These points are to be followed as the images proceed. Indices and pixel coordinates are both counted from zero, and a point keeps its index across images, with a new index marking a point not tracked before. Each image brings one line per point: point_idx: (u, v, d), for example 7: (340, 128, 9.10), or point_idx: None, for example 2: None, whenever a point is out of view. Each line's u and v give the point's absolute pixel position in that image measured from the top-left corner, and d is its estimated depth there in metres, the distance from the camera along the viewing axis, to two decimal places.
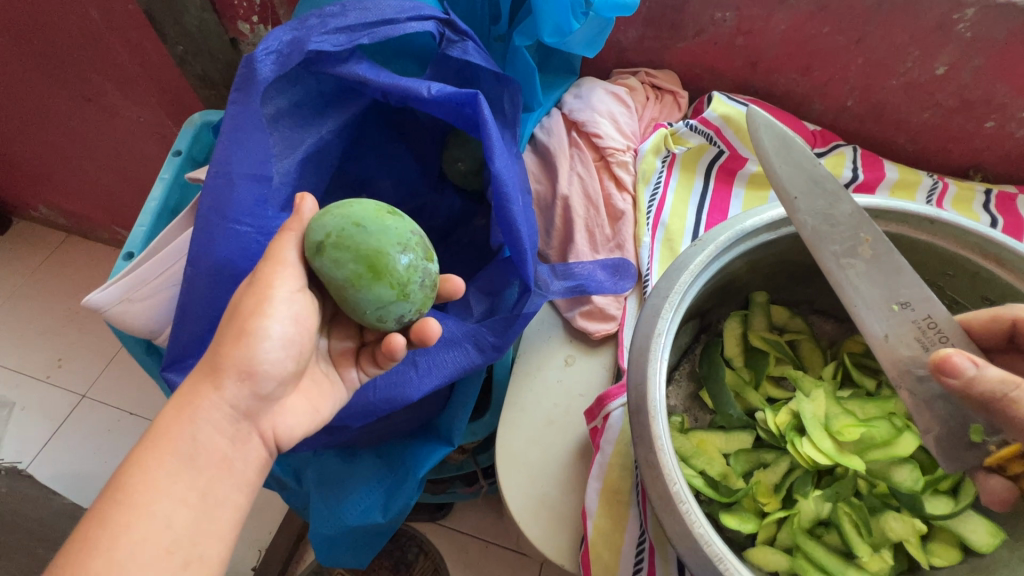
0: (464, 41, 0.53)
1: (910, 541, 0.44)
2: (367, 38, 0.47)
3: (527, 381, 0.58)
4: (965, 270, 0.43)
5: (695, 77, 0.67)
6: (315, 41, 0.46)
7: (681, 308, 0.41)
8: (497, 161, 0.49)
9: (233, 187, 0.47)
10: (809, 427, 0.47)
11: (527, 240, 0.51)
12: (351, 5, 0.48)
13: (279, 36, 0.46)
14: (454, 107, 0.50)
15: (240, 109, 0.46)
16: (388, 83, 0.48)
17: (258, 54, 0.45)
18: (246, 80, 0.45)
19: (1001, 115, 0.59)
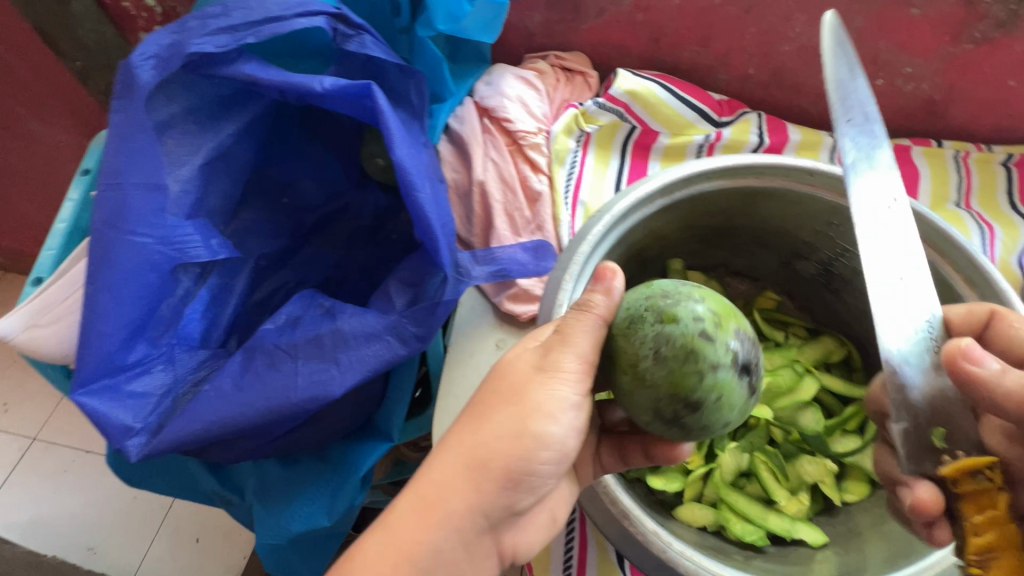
0: (361, 35, 0.52)
1: (824, 482, 0.47)
2: (251, 37, 0.46)
3: (460, 368, 0.58)
4: (847, 218, 0.44)
5: (605, 56, 0.69)
6: (196, 44, 0.46)
7: (582, 277, 0.42)
8: (397, 150, 0.49)
9: (126, 197, 0.46)
10: None
11: (438, 226, 0.52)
12: (233, 5, 0.47)
13: (158, 40, 0.45)
14: (350, 101, 0.50)
15: (125, 116, 0.45)
16: (279, 80, 0.48)
17: (135, 60, 0.45)
18: (127, 85, 0.45)
19: (888, 72, 0.62)
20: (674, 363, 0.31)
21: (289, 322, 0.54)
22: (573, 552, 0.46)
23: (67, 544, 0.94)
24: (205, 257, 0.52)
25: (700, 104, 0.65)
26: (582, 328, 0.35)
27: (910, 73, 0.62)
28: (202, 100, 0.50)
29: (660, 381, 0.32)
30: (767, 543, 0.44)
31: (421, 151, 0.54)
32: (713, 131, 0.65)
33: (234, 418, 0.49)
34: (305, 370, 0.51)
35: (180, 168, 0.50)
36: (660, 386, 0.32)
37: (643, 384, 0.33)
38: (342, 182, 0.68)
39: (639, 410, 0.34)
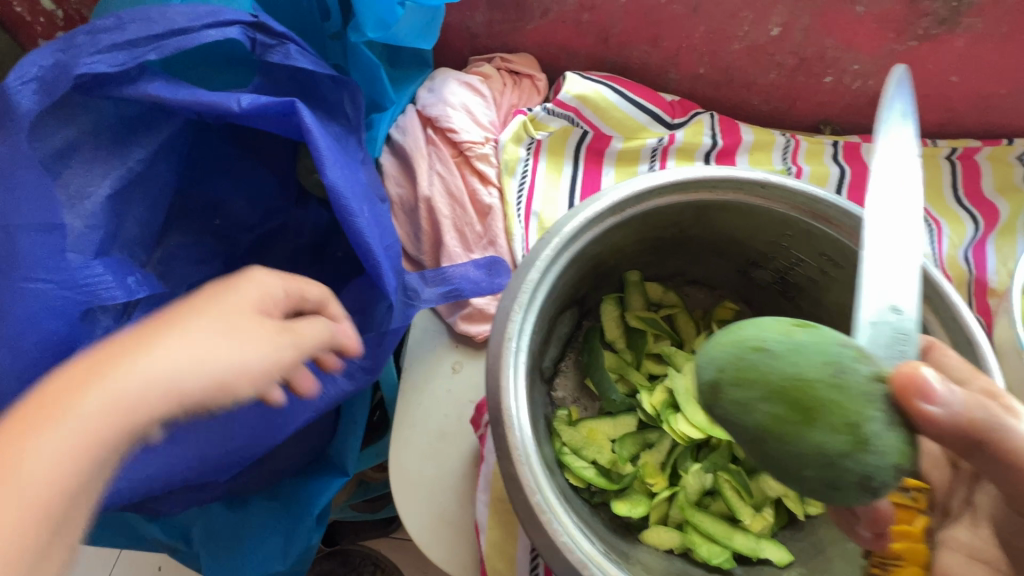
0: (284, 44, 0.46)
1: (788, 496, 0.46)
2: (152, 53, 0.41)
3: (414, 396, 0.55)
4: (801, 230, 0.43)
5: (553, 57, 0.65)
6: (85, 64, 0.40)
7: (532, 306, 0.40)
8: (329, 172, 0.45)
9: (15, 241, 0.40)
10: (681, 403, 0.46)
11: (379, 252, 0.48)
12: (129, 16, 0.42)
13: (38, 60, 0.40)
14: (274, 119, 0.45)
15: (6, 149, 0.40)
16: (189, 99, 0.43)
17: (11, 84, 0.39)
18: (3, 114, 0.39)
19: (836, 69, 0.62)
20: (907, 431, 0.27)
21: None
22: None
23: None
24: (121, 297, 0.46)
25: (652, 106, 0.63)
26: (315, 326, 0.37)
27: (857, 70, 0.61)
28: (104, 127, 0.45)
29: (891, 447, 0.26)
30: (733, 565, 0.43)
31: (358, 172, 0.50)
32: (666, 134, 0.63)
33: (162, 471, 0.45)
34: (242, 416, 0.46)
35: (83, 204, 0.45)
36: (890, 454, 0.26)
37: (870, 452, 0.26)
38: (279, 200, 0.63)
39: (818, 479, 0.27)
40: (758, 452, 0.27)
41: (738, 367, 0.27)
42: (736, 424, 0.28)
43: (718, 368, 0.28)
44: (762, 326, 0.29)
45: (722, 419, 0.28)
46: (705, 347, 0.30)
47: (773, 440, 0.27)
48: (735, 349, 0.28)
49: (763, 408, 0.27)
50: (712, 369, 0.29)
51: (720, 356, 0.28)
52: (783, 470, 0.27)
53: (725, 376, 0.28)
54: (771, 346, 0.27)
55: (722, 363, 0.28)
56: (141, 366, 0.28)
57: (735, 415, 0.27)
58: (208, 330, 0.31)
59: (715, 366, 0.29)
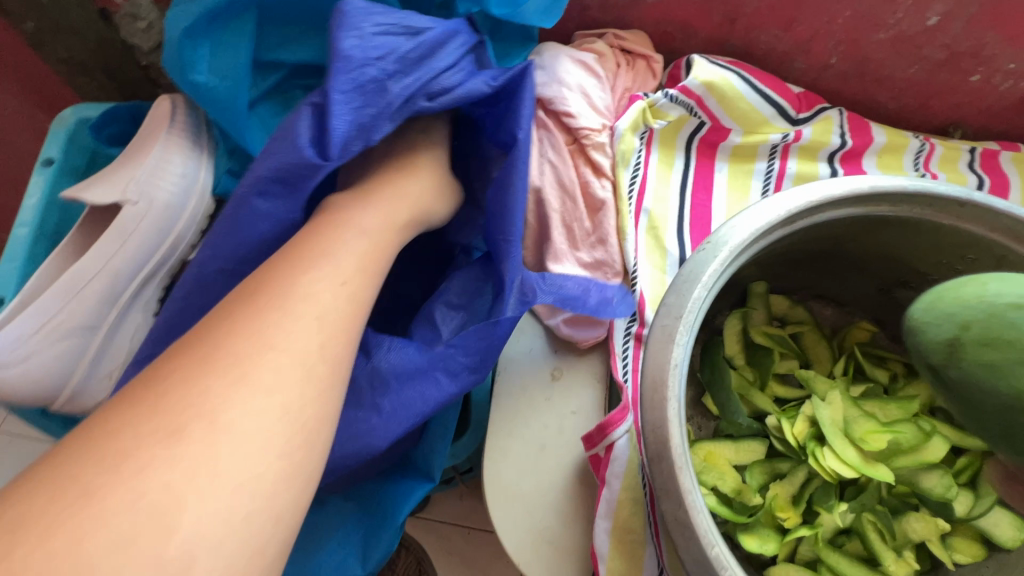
0: (480, 47, 0.49)
1: (932, 541, 0.42)
2: (425, 101, 0.44)
3: (512, 403, 0.52)
4: (990, 253, 0.38)
5: (668, 36, 0.59)
6: (377, 126, 0.42)
7: (697, 328, 0.35)
8: None
9: (254, 266, 0.43)
10: (829, 436, 0.43)
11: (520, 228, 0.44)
12: (392, 49, 0.42)
13: (340, 114, 0.40)
14: (495, 102, 0.48)
15: (283, 202, 0.42)
16: (450, 102, 0.45)
17: (327, 147, 0.40)
18: (297, 176, 0.41)
19: (988, 68, 0.56)
20: None
21: None
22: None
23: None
24: None
25: (777, 97, 0.57)
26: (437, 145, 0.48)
27: (1012, 70, 0.55)
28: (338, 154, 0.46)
29: None
30: None
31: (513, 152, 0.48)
32: (791, 129, 0.57)
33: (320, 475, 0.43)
34: (339, 422, 0.42)
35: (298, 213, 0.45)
36: None
37: None
38: None
39: None
40: (1009, 423, 0.24)
41: (989, 324, 0.24)
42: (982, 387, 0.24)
43: (962, 324, 0.25)
44: (1009, 282, 0.26)
45: (960, 384, 0.25)
46: (928, 304, 0.27)
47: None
48: (988, 304, 0.25)
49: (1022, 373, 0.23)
50: (952, 326, 0.26)
51: (963, 313, 0.25)
52: (1021, 438, 0.24)
53: (969, 334, 0.25)
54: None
55: (968, 320, 0.25)
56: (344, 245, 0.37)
57: (983, 377, 0.24)
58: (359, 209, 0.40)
59: (955, 323, 0.26)
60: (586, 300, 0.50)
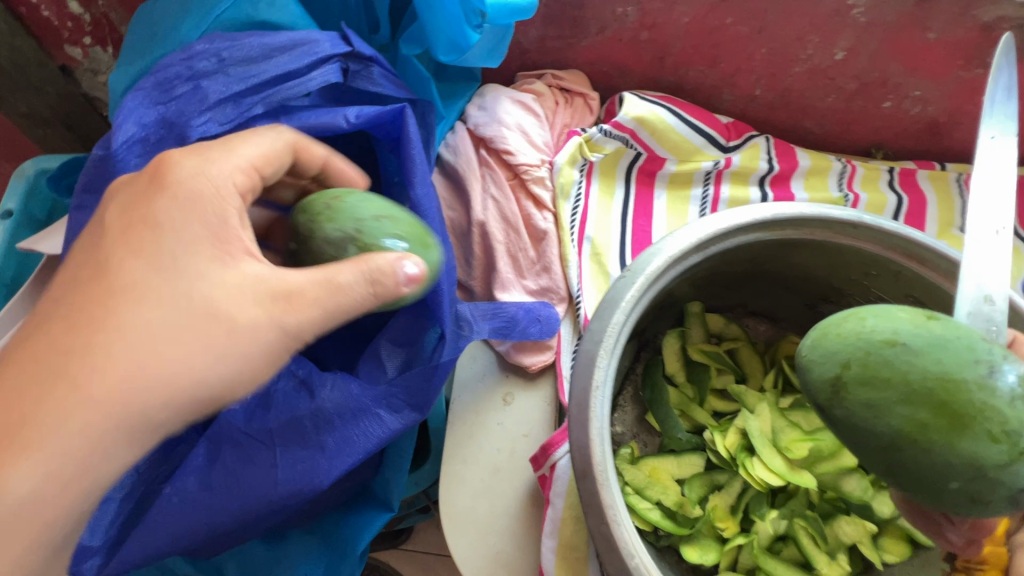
0: (370, 67, 0.43)
1: (862, 542, 0.45)
2: (262, 107, 0.38)
3: (467, 428, 0.53)
4: (888, 269, 0.42)
5: (604, 75, 0.63)
6: (196, 125, 0.36)
7: (617, 350, 0.38)
8: (418, 188, 0.41)
9: None
10: (758, 447, 0.46)
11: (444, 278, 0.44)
12: (230, 55, 0.37)
13: (138, 117, 0.35)
14: (376, 128, 0.42)
15: (95, 217, 0.36)
16: (298, 127, 0.39)
17: (116, 150, 0.34)
18: (101, 180, 0.35)
19: (896, 95, 0.60)
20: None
21: None
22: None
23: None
24: None
25: (707, 128, 0.61)
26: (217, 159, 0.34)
27: (918, 96, 0.60)
28: None
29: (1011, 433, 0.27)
30: None
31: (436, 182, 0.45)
32: (721, 157, 0.61)
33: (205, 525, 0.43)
34: (286, 461, 0.43)
35: None
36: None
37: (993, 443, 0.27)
38: None
39: (946, 469, 0.27)
40: (895, 456, 0.28)
41: (867, 363, 0.28)
42: (867, 422, 0.28)
43: (843, 363, 0.29)
44: (882, 317, 0.30)
45: (847, 421, 0.29)
46: (816, 343, 0.31)
47: (915, 444, 0.27)
48: (865, 344, 0.29)
49: (902, 411, 0.27)
50: (833, 365, 0.29)
51: (843, 353, 0.29)
52: (929, 477, 0.28)
53: (851, 374, 0.29)
54: (904, 341, 0.28)
55: (848, 359, 0.29)
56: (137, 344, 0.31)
57: (867, 417, 0.28)
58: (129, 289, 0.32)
59: (837, 363, 0.29)
60: (520, 323, 0.51)
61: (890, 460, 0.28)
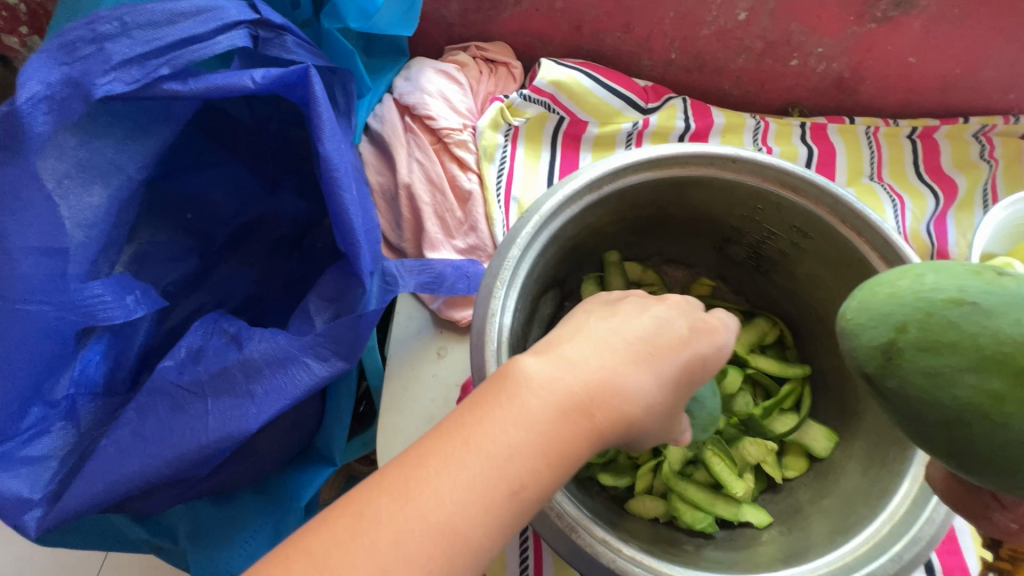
0: (283, 36, 0.46)
1: (766, 461, 0.48)
2: (167, 68, 0.41)
3: (402, 381, 0.56)
4: (771, 202, 0.45)
5: (528, 46, 0.67)
6: (101, 84, 0.40)
7: (514, 283, 0.41)
8: (327, 143, 0.45)
9: (11, 260, 0.39)
10: None
11: (361, 231, 0.47)
12: (133, 19, 0.40)
13: (42, 76, 0.38)
14: (287, 90, 0.45)
15: (11, 171, 0.39)
16: (204, 88, 0.42)
17: (22, 106, 0.38)
18: (10, 135, 0.38)
19: (801, 53, 0.64)
20: None
21: (189, 356, 0.49)
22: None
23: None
24: (119, 319, 0.45)
25: (626, 91, 0.64)
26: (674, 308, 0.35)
27: (821, 53, 0.64)
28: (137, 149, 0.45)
29: None
30: (716, 529, 0.45)
31: (345, 144, 0.48)
32: (640, 118, 0.64)
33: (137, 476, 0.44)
34: (217, 409, 0.45)
35: (79, 211, 0.42)
36: None
37: None
38: (252, 192, 0.61)
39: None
40: (956, 436, 0.26)
41: (928, 326, 0.25)
42: (924, 395, 0.26)
43: (899, 327, 0.26)
44: (942, 275, 0.27)
45: (901, 392, 0.26)
46: (862, 308, 0.28)
47: (986, 418, 0.25)
48: (925, 304, 0.26)
49: (969, 382, 0.24)
50: (887, 330, 0.26)
51: (898, 315, 0.26)
52: (998, 457, 0.25)
53: (907, 339, 0.26)
54: (973, 299, 0.25)
55: (904, 322, 0.26)
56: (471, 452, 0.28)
57: (930, 389, 0.25)
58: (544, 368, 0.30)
59: (890, 326, 0.26)
60: (447, 278, 0.53)
61: (953, 439, 0.26)
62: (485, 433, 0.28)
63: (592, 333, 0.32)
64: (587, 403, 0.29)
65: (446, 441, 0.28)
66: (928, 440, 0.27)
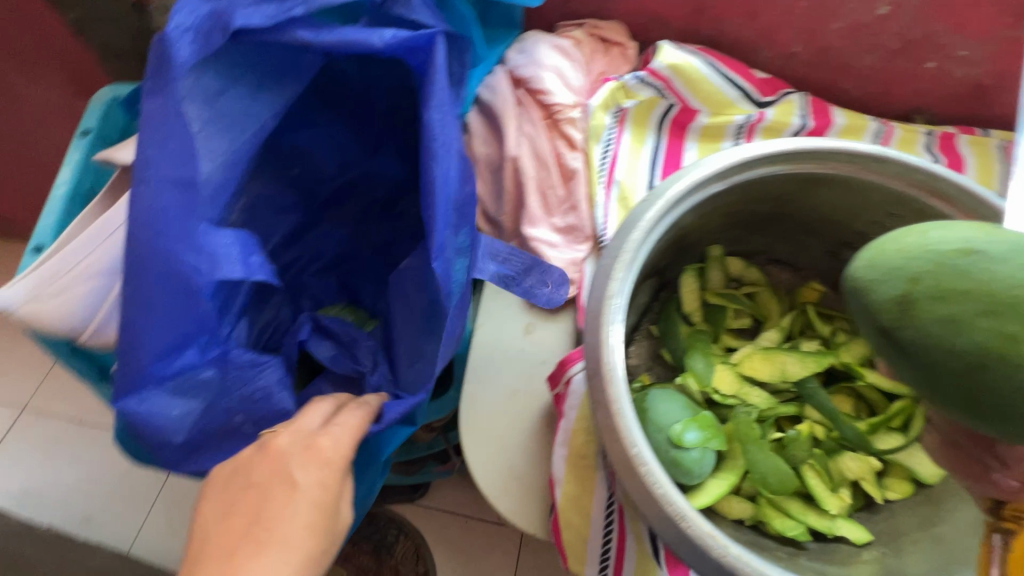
0: None
1: (865, 478, 0.46)
2: (301, 9, 0.43)
3: (488, 351, 0.56)
4: (912, 207, 0.42)
5: (643, 27, 0.65)
6: (243, 15, 0.41)
7: (635, 267, 0.39)
8: (433, 109, 0.44)
9: (154, 191, 0.40)
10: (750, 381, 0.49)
11: (443, 213, 0.44)
12: None
13: (192, 7, 0.40)
14: (409, 52, 0.46)
15: (159, 101, 0.40)
16: (335, 39, 0.43)
17: (171, 33, 0.39)
18: (162, 62, 0.39)
19: (940, 55, 0.60)
20: None
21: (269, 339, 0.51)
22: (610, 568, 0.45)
23: (66, 514, 0.96)
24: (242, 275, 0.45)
25: (743, 81, 0.62)
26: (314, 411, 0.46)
27: (964, 57, 0.59)
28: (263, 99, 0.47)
29: None
30: (808, 539, 0.44)
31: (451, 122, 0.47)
32: (755, 111, 0.62)
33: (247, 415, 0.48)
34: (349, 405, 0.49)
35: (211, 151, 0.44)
36: None
37: None
38: (357, 153, 0.62)
39: None
40: (975, 383, 0.25)
41: (939, 275, 0.26)
42: (943, 345, 0.25)
43: (911, 280, 0.27)
44: (947, 229, 0.28)
45: (917, 343, 0.26)
46: (870, 263, 0.29)
47: (1003, 361, 0.24)
48: (934, 255, 0.27)
49: (984, 326, 0.25)
50: (900, 282, 0.27)
51: (912, 267, 0.27)
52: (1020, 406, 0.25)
53: (921, 288, 0.26)
54: (980, 248, 0.26)
55: (917, 274, 0.27)
56: (274, 552, 0.37)
57: (946, 337, 0.25)
58: (285, 483, 0.40)
59: (903, 279, 0.27)
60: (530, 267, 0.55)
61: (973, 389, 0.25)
62: (269, 526, 0.38)
63: (278, 454, 0.42)
64: (244, 527, 0.38)
65: (251, 538, 0.38)
66: (948, 397, 0.27)
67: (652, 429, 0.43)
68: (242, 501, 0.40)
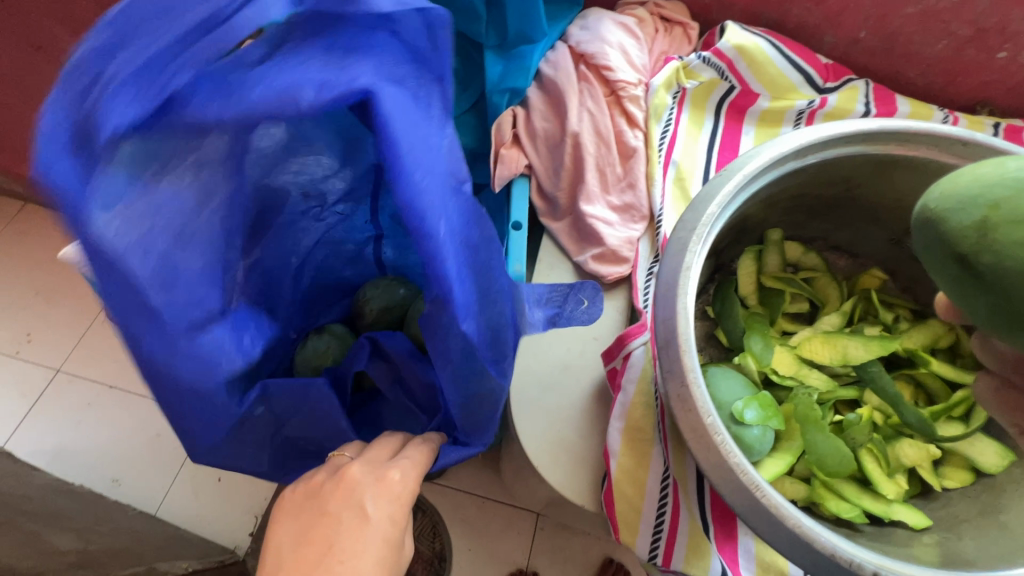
0: None
1: (922, 466, 0.46)
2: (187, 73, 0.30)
3: (539, 324, 0.56)
4: None
5: (705, 8, 0.64)
6: (107, 117, 0.29)
7: (710, 241, 0.39)
8: (392, 130, 0.32)
9: (166, 363, 0.36)
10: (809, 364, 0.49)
11: (456, 274, 0.35)
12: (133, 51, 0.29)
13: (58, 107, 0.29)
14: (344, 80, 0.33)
15: (109, 282, 0.32)
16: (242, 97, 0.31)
17: (42, 164, 0.29)
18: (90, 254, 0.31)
19: (1014, 45, 0.58)
20: None
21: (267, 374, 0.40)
22: (662, 538, 0.46)
23: (91, 473, 0.96)
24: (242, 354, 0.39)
25: (806, 66, 0.61)
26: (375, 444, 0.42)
27: None
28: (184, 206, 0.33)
29: None
30: (863, 522, 0.43)
31: (437, 156, 0.34)
32: (817, 96, 0.61)
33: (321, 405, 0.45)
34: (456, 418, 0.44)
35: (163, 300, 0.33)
36: None
37: None
38: None
39: None
40: None
41: (1021, 201, 0.26)
42: (1021, 265, 0.25)
43: (991, 205, 0.27)
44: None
45: (994, 269, 0.26)
46: (944, 196, 0.29)
47: None
48: (1015, 180, 0.27)
49: None
50: (978, 209, 0.27)
51: (990, 194, 0.27)
52: None
53: (1001, 214, 0.26)
54: None
55: (997, 200, 0.27)
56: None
57: None
58: (353, 505, 0.36)
59: (982, 206, 0.27)
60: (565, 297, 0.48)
61: None
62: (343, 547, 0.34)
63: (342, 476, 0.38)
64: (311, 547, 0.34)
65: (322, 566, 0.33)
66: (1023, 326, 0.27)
67: (714, 405, 0.43)
68: (306, 527, 0.35)
